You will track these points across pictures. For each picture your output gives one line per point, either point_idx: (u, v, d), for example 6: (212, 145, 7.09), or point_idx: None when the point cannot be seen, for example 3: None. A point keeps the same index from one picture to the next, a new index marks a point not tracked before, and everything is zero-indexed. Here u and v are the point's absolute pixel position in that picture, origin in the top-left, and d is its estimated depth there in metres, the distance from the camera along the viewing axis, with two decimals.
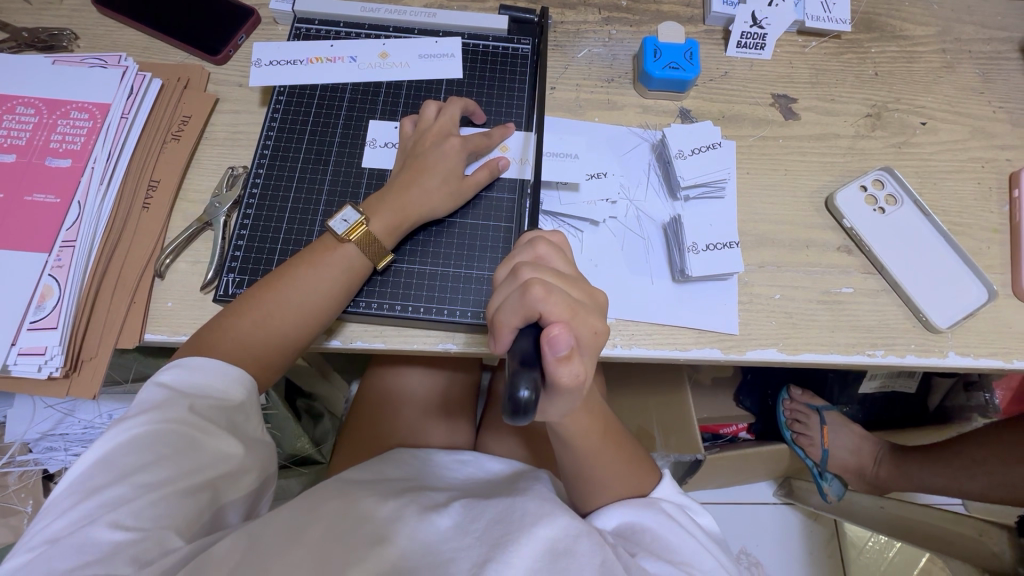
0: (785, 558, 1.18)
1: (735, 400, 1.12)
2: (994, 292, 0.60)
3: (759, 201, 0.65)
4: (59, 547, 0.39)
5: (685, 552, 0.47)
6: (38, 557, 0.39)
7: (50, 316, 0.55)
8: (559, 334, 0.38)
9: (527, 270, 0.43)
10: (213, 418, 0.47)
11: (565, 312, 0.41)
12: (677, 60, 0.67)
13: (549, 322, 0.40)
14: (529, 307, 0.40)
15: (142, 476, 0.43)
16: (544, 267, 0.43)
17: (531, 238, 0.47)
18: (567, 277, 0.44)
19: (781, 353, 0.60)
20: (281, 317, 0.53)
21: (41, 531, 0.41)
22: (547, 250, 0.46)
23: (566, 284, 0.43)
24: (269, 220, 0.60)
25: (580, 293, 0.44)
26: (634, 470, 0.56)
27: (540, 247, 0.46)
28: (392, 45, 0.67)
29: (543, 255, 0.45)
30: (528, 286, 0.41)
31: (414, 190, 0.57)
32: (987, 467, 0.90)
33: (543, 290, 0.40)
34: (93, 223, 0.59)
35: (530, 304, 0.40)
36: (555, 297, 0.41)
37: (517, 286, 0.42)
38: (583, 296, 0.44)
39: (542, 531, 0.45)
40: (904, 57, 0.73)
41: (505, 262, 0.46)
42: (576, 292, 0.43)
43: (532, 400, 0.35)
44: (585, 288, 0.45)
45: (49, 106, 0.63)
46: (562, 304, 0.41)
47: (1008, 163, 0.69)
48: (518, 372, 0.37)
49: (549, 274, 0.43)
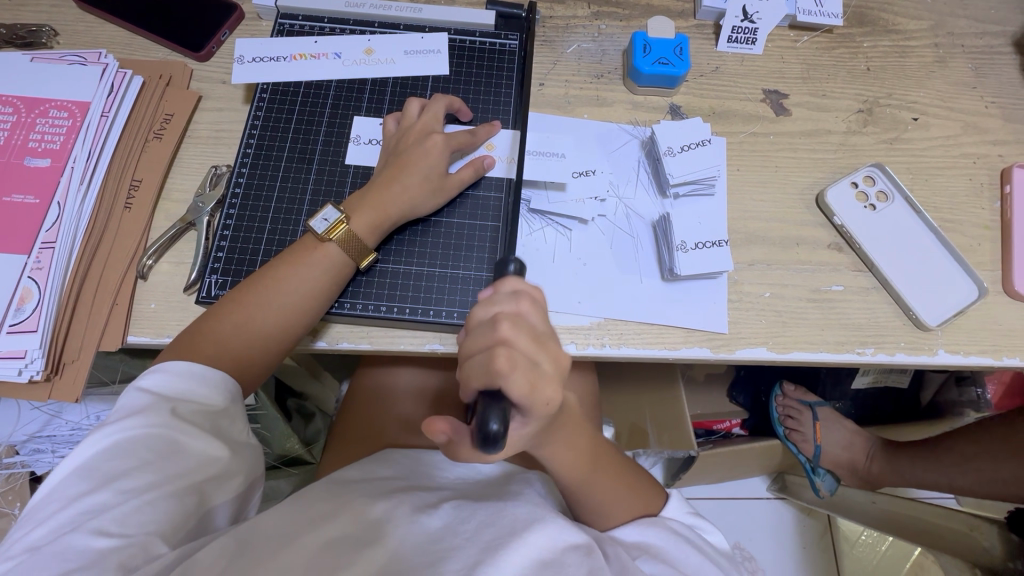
0: (778, 552, 1.18)
1: (727, 396, 1.12)
2: (984, 290, 0.60)
3: (749, 199, 0.65)
4: (42, 556, 0.39)
5: (687, 565, 0.48)
6: (19, 565, 0.38)
7: (30, 318, 0.54)
8: (439, 427, 0.41)
9: (504, 327, 0.39)
10: (197, 422, 0.47)
11: (524, 386, 0.38)
12: (667, 55, 0.66)
13: (506, 396, 0.38)
14: (490, 376, 0.37)
15: (124, 482, 0.42)
16: (521, 325, 0.40)
17: (518, 287, 0.43)
18: (542, 338, 0.41)
19: (770, 352, 0.59)
20: (263, 319, 0.52)
21: (22, 539, 0.40)
22: (530, 305, 0.42)
23: (538, 350, 0.40)
24: (252, 220, 0.60)
25: (550, 361, 0.40)
26: (624, 484, 0.55)
27: (524, 300, 0.42)
28: (377, 40, 0.66)
29: (525, 311, 0.41)
30: (496, 351, 0.38)
31: (394, 188, 0.56)
32: (978, 463, 0.90)
33: (507, 362, 0.37)
34: (74, 223, 0.58)
35: (490, 375, 0.37)
36: (518, 373, 0.38)
37: (487, 342, 0.39)
38: (553, 368, 0.40)
39: (534, 538, 0.45)
40: (896, 52, 0.72)
41: (481, 303, 0.42)
42: (545, 358, 0.40)
43: (503, 436, 0.35)
44: (555, 354, 0.41)
45: (27, 104, 0.62)
46: (523, 379, 0.38)
47: (1000, 159, 0.68)
48: (491, 399, 0.37)
49: (524, 336, 0.39)
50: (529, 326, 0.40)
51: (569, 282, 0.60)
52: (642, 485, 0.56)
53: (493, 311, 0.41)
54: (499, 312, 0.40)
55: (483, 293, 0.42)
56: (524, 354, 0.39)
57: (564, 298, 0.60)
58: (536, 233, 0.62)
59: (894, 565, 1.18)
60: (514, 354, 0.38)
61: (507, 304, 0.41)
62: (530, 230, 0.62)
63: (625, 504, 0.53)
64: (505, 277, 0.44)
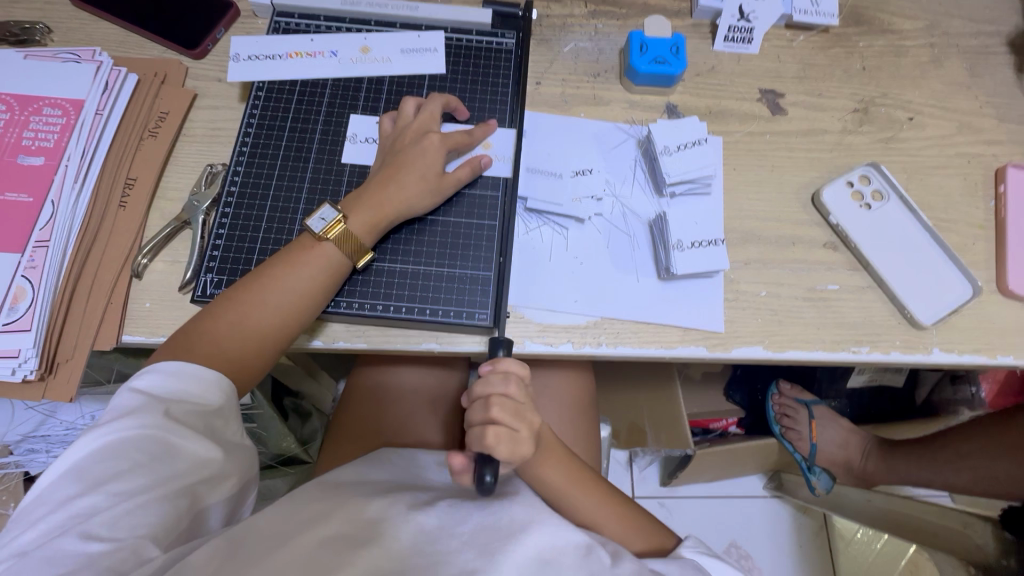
0: (774, 550, 1.18)
1: (724, 395, 1.13)
2: (978, 288, 0.61)
3: (745, 198, 0.65)
4: (31, 560, 0.38)
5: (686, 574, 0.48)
6: (8, 569, 0.38)
7: (24, 317, 0.54)
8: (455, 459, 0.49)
9: (493, 409, 0.49)
10: (190, 423, 0.47)
11: (504, 452, 0.49)
12: (663, 54, 0.66)
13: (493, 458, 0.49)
14: (481, 445, 0.49)
15: (116, 485, 0.42)
16: (507, 406, 0.49)
17: (507, 364, 0.51)
18: (521, 411, 0.51)
19: (765, 350, 0.59)
20: (258, 320, 0.52)
21: (11, 544, 0.40)
22: (517, 386, 0.51)
23: (518, 422, 0.50)
24: (248, 219, 0.59)
25: (527, 427, 0.51)
26: (601, 495, 0.56)
27: (512, 382, 0.51)
28: (374, 39, 0.66)
29: (512, 391, 0.50)
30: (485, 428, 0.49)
31: (391, 187, 0.56)
32: (972, 461, 0.90)
33: (494, 437, 0.48)
34: (68, 222, 0.57)
35: (480, 445, 0.49)
36: (502, 444, 0.49)
37: (480, 418, 0.49)
38: (529, 434, 0.51)
39: (534, 538, 0.45)
40: (892, 51, 0.72)
41: (479, 379, 0.51)
42: (523, 426, 0.50)
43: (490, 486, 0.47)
44: (531, 421, 0.51)
45: (21, 102, 0.62)
46: (505, 448, 0.49)
47: (994, 159, 0.68)
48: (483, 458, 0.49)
49: (507, 414, 0.49)
50: (513, 403, 0.50)
51: (566, 281, 0.60)
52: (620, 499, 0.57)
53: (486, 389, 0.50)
54: (490, 393, 0.50)
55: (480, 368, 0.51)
56: (507, 427, 0.49)
57: (560, 297, 0.60)
58: (533, 231, 0.62)
59: (889, 562, 1.18)
60: (500, 431, 0.49)
61: (498, 383, 0.50)
62: (527, 229, 0.62)
63: (597, 513, 0.55)
64: (499, 356, 0.52)
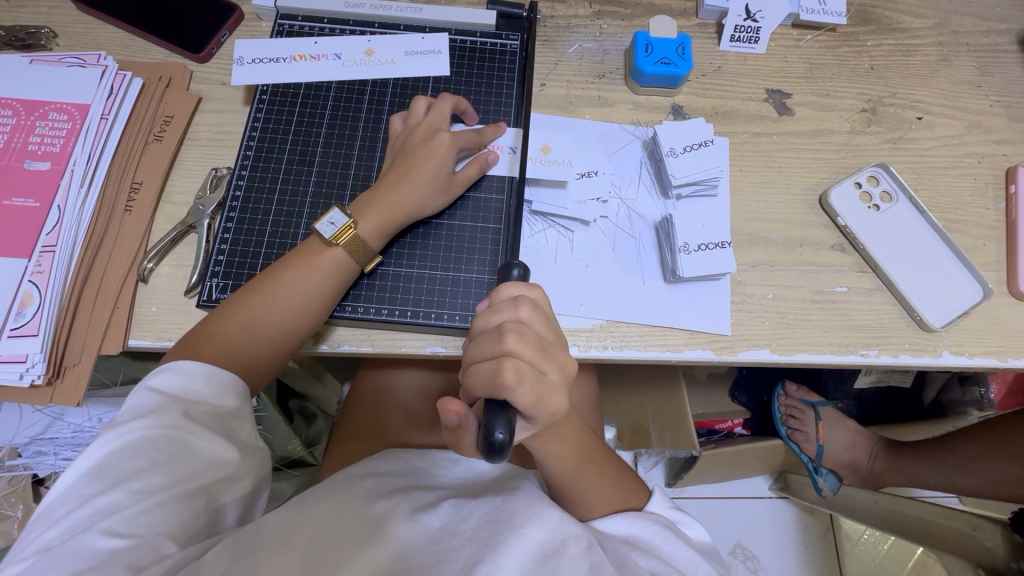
0: (781, 552, 1.18)
1: (730, 396, 1.12)
2: (989, 290, 0.60)
3: (753, 199, 0.64)
4: (54, 556, 0.38)
5: (680, 559, 0.48)
6: (32, 566, 0.38)
7: (30, 322, 0.54)
8: (452, 411, 0.39)
9: (512, 334, 0.40)
10: (207, 424, 0.47)
11: (529, 398, 0.39)
12: (669, 55, 0.65)
13: (512, 406, 0.38)
14: (495, 385, 0.38)
15: (136, 483, 0.42)
16: (528, 334, 0.40)
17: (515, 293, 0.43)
18: (546, 346, 0.41)
19: (772, 353, 0.59)
20: (269, 322, 0.52)
21: (35, 540, 0.40)
22: (530, 312, 0.42)
23: (544, 360, 0.40)
24: (253, 223, 0.59)
25: (554, 369, 0.41)
26: (610, 480, 0.54)
27: (522, 307, 0.42)
28: (378, 41, 0.66)
29: (526, 318, 0.42)
30: (502, 362, 0.39)
31: (402, 188, 0.56)
32: (983, 463, 0.90)
33: (514, 374, 0.38)
34: (74, 227, 0.58)
35: (496, 386, 0.38)
36: (525, 384, 0.38)
37: (493, 352, 0.40)
38: (558, 377, 0.41)
39: (532, 533, 0.45)
40: (901, 50, 0.72)
41: (483, 312, 0.43)
42: (549, 366, 0.41)
43: (506, 446, 0.35)
44: (560, 361, 0.42)
45: (27, 107, 0.62)
46: (529, 391, 0.39)
47: (1004, 159, 0.68)
48: (498, 406, 0.38)
49: (531, 344, 0.40)
50: (535, 334, 0.41)
51: (570, 284, 0.60)
52: (626, 480, 0.56)
53: (496, 322, 0.42)
54: (502, 323, 0.41)
55: (482, 306, 0.44)
56: (530, 365, 0.39)
57: (565, 300, 0.59)
58: (538, 234, 0.62)
59: (895, 564, 1.18)
60: (520, 367, 0.39)
61: (508, 312, 0.42)
62: (532, 232, 0.62)
63: (602, 499, 0.53)
64: (505, 285, 0.44)
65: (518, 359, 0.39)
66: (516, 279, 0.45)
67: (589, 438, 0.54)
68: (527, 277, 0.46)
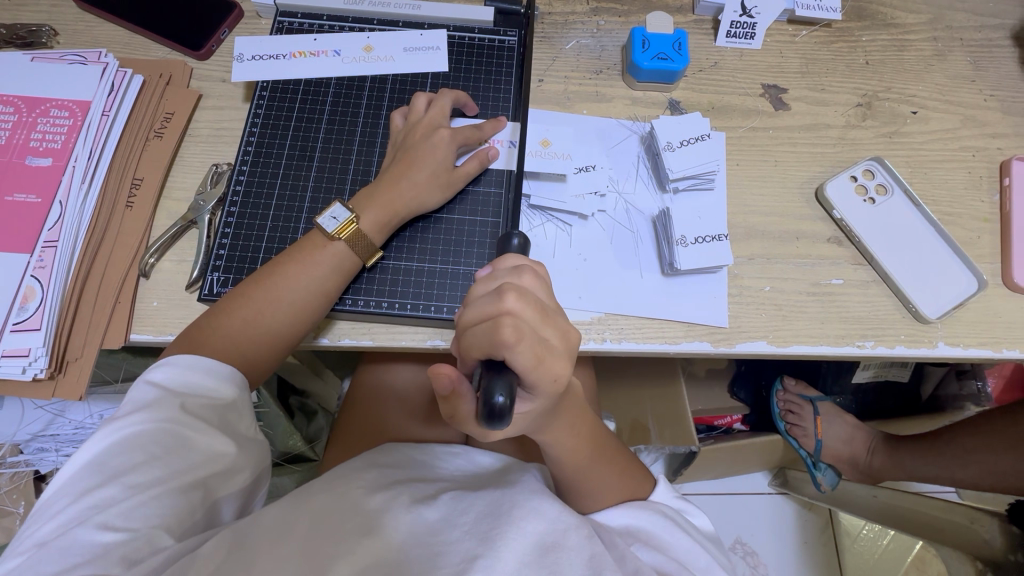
0: (780, 547, 1.18)
1: (729, 392, 1.13)
2: (983, 281, 0.60)
3: (749, 193, 0.65)
4: (48, 550, 0.39)
5: (679, 548, 0.48)
6: (27, 560, 0.39)
7: (33, 317, 0.54)
8: (446, 375, 0.38)
9: (512, 295, 0.39)
10: (206, 417, 0.47)
11: (529, 359, 0.38)
12: (665, 50, 0.66)
13: (512, 368, 0.37)
14: (495, 345, 0.37)
15: (132, 477, 0.42)
16: (528, 297, 0.40)
17: (516, 263, 0.44)
18: (547, 311, 0.41)
19: (769, 345, 0.59)
20: (271, 317, 0.52)
21: (32, 535, 0.40)
22: (530, 280, 0.42)
23: (544, 323, 0.40)
24: (253, 218, 0.60)
25: (556, 334, 0.41)
26: (617, 470, 0.55)
27: (524, 275, 0.42)
28: (376, 38, 0.66)
29: (526, 285, 0.42)
30: (501, 320, 0.38)
31: (403, 184, 0.56)
32: (978, 456, 0.90)
33: (512, 333, 0.37)
34: (75, 222, 0.58)
35: (496, 344, 0.37)
36: (525, 343, 0.38)
37: (492, 313, 0.39)
38: (558, 341, 0.40)
39: (531, 525, 0.45)
40: (895, 46, 0.72)
41: (483, 279, 0.43)
42: (549, 330, 0.40)
43: (507, 411, 0.35)
44: (561, 328, 0.41)
45: (28, 104, 0.62)
46: (529, 351, 0.38)
47: (998, 152, 0.68)
48: (496, 375, 0.36)
49: (531, 306, 0.40)
50: (535, 298, 0.41)
51: (568, 277, 0.61)
52: (630, 466, 0.56)
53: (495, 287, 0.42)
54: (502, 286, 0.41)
55: (483, 273, 0.43)
56: (529, 325, 0.39)
57: (564, 294, 0.60)
58: (537, 229, 0.62)
59: (895, 559, 1.18)
60: (520, 327, 0.38)
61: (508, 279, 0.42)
62: (531, 226, 0.62)
63: (609, 493, 0.54)
64: (506, 256, 0.45)
65: (518, 318, 0.38)
66: (517, 248, 0.46)
67: (595, 433, 0.54)
68: (527, 249, 0.47)
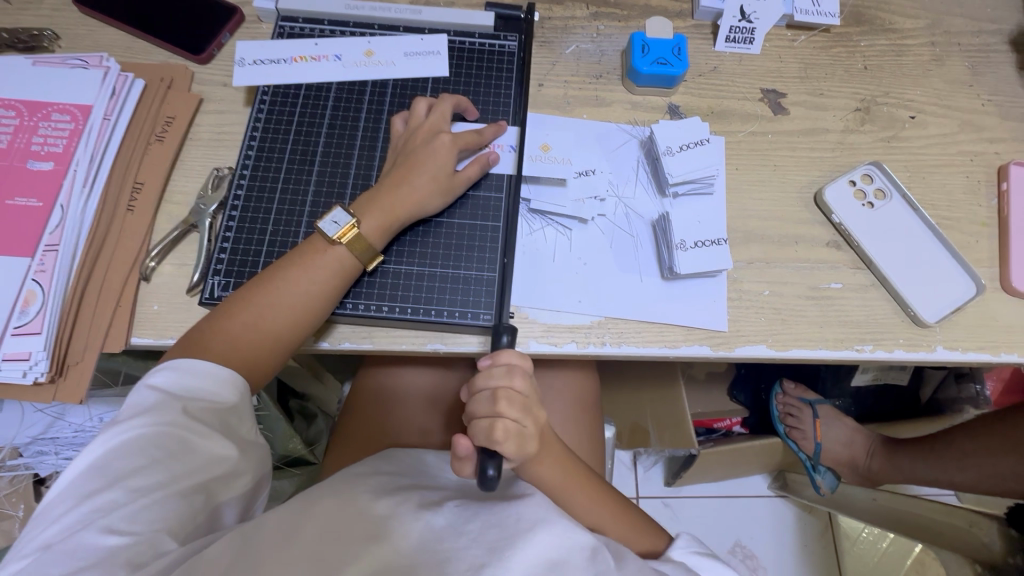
0: (779, 550, 1.18)
1: (727, 395, 1.13)
2: (981, 286, 0.61)
3: (749, 197, 0.65)
4: (52, 554, 0.39)
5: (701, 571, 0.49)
6: (31, 564, 0.39)
7: (34, 321, 0.54)
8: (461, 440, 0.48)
9: (504, 398, 0.49)
10: (208, 421, 0.47)
11: (514, 449, 0.49)
12: (665, 55, 0.66)
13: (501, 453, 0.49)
14: (489, 440, 0.48)
15: (135, 481, 0.43)
16: (516, 398, 0.49)
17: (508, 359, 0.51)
18: (528, 405, 0.50)
19: (769, 349, 0.60)
20: (271, 321, 0.53)
21: (34, 538, 0.40)
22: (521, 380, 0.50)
23: (526, 417, 0.50)
24: (254, 222, 0.60)
25: (534, 422, 0.51)
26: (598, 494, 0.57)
27: (516, 376, 0.50)
28: (377, 43, 0.67)
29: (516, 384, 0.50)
30: (495, 422, 0.48)
31: (404, 188, 0.57)
32: (977, 459, 0.90)
33: (502, 432, 0.48)
34: (77, 226, 0.58)
35: (490, 440, 0.48)
36: (511, 437, 0.49)
37: (487, 413, 0.49)
38: (535, 429, 0.51)
39: (539, 536, 0.44)
40: (893, 50, 0.73)
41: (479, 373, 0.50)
42: (530, 421, 0.50)
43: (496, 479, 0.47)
44: (538, 418, 0.51)
45: (29, 108, 0.62)
46: (513, 443, 0.49)
47: (996, 157, 0.69)
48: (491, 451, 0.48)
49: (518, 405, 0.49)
50: (521, 398, 0.50)
51: (568, 281, 0.61)
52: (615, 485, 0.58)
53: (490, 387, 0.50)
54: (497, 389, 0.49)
55: (482, 363, 0.50)
56: (514, 422, 0.49)
57: (564, 298, 0.60)
58: (537, 233, 0.63)
59: (894, 562, 1.18)
60: (509, 422, 0.49)
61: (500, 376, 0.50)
62: (531, 230, 0.63)
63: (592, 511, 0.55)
64: (501, 350, 0.51)
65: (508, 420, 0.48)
66: (506, 345, 0.52)
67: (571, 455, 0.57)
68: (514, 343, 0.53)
